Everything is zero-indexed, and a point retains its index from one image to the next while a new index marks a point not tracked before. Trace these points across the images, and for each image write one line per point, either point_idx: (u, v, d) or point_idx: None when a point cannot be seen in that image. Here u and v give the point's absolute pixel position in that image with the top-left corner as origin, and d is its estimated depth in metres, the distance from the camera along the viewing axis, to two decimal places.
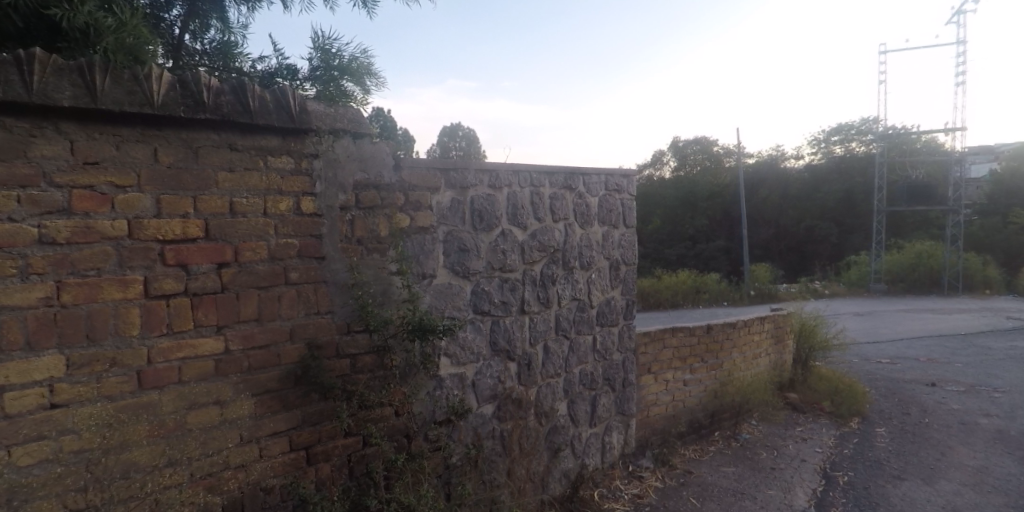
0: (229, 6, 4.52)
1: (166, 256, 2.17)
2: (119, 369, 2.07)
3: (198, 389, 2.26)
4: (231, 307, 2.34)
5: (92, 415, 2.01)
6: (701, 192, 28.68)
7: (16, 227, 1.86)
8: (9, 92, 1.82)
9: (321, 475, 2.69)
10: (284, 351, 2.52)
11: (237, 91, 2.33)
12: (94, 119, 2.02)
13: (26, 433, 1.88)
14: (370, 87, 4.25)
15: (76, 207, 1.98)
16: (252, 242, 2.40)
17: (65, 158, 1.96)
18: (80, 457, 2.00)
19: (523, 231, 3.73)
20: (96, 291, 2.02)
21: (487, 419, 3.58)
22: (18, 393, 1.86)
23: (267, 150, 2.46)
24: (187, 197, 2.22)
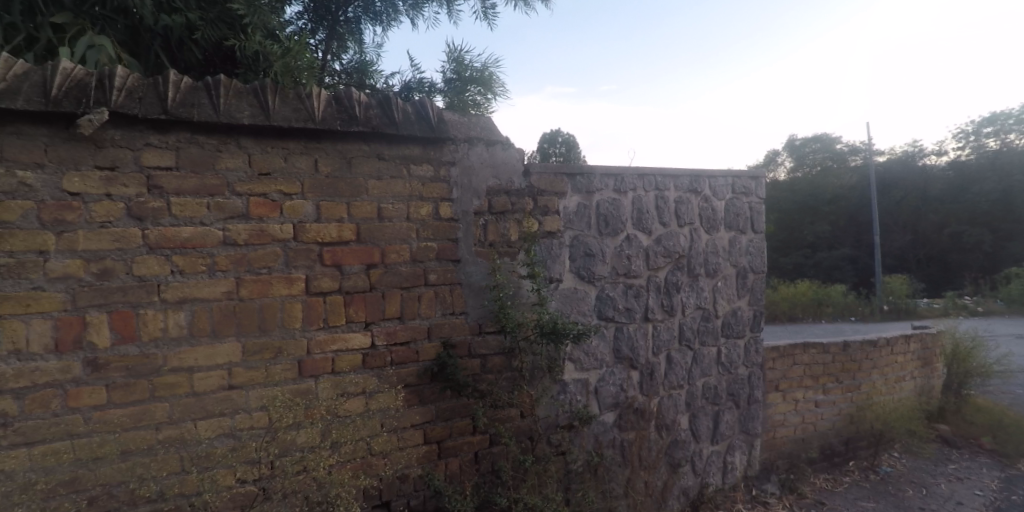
0: (364, 28, 4.90)
1: (324, 257, 2.39)
2: (284, 358, 2.31)
3: (348, 379, 2.46)
4: (378, 306, 2.52)
5: (262, 396, 2.27)
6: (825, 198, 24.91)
7: (206, 230, 2.15)
8: (202, 114, 2.12)
9: (451, 469, 2.81)
10: (423, 348, 2.67)
11: (383, 104, 2.52)
12: (267, 134, 2.28)
13: (209, 409, 2.17)
14: (499, 95, 4.39)
15: (253, 213, 2.24)
16: (397, 245, 2.57)
17: (245, 169, 2.24)
18: (253, 433, 2.26)
19: (648, 237, 3.68)
20: (267, 287, 2.27)
21: (608, 428, 3.56)
22: (205, 373, 2.16)
23: (410, 159, 2.63)
24: (342, 203, 2.43)
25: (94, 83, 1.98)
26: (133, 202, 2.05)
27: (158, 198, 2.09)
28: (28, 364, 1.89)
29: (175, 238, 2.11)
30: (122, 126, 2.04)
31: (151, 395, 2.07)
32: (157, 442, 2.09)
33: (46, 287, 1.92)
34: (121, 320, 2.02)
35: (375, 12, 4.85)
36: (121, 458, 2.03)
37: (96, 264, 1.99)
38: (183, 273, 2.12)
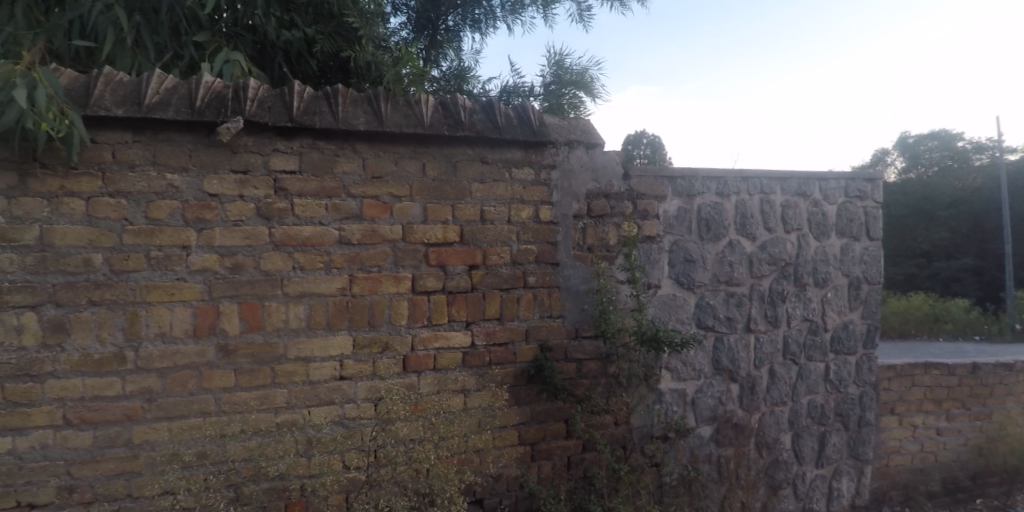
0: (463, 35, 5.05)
1: (430, 257, 2.48)
2: (390, 352, 2.42)
3: (449, 376, 2.54)
4: (478, 305, 2.58)
5: (370, 388, 2.40)
6: (938, 198, 21.68)
7: (324, 229, 2.31)
8: (323, 121, 2.27)
9: (543, 472, 2.82)
10: (520, 349, 2.70)
11: (487, 109, 2.59)
12: (380, 139, 2.40)
13: (322, 397, 2.34)
14: (598, 98, 4.38)
15: (366, 214, 2.38)
16: (498, 247, 2.63)
17: (359, 173, 2.38)
18: (361, 423, 2.40)
19: (752, 242, 3.52)
20: (377, 285, 2.39)
21: (704, 442, 3.44)
22: (320, 363, 2.32)
23: (512, 162, 2.68)
24: (447, 205, 2.52)
25: (231, 95, 2.18)
26: (262, 202, 2.25)
27: (283, 200, 2.27)
28: (172, 347, 2.15)
29: (297, 237, 2.28)
30: (254, 133, 2.24)
31: (272, 381, 2.27)
32: (275, 425, 2.28)
33: (187, 279, 2.17)
34: (249, 311, 2.23)
35: (475, 18, 4.97)
36: (246, 437, 2.25)
37: (229, 258, 2.21)
38: (303, 269, 2.29)
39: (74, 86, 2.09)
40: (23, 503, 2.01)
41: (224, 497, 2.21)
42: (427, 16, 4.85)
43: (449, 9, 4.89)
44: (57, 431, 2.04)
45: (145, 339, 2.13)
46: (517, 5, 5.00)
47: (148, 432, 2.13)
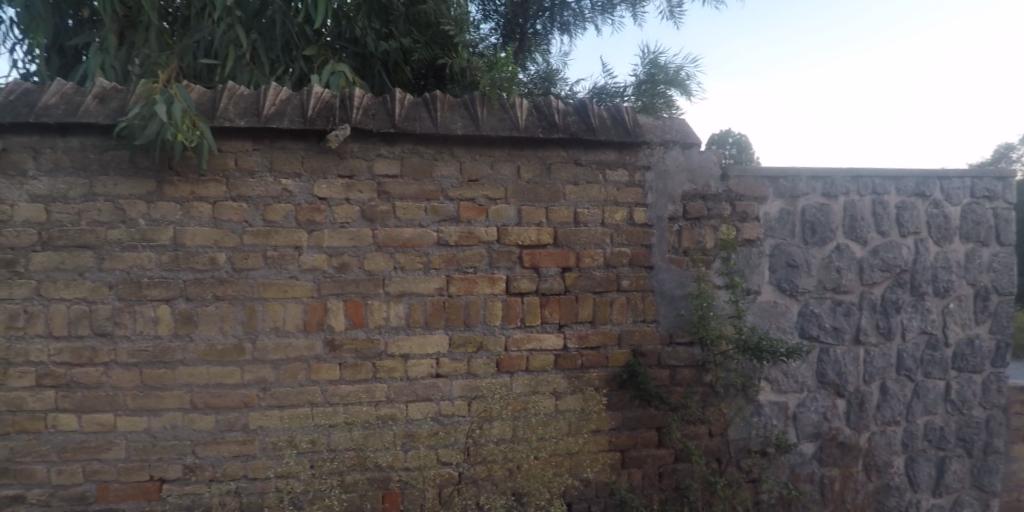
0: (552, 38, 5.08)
1: (524, 259, 2.51)
2: (485, 352, 2.47)
3: (541, 378, 2.55)
4: (571, 308, 2.57)
5: (465, 386, 2.46)
6: None
7: (423, 231, 2.40)
8: (423, 126, 2.36)
9: (633, 481, 2.74)
10: (612, 354, 2.66)
11: (581, 111, 2.59)
12: (476, 143, 2.46)
13: (419, 393, 2.42)
14: (692, 96, 4.28)
15: (463, 216, 2.44)
16: (591, 250, 2.61)
17: (457, 176, 2.45)
18: (456, 420, 2.46)
19: (862, 247, 3.30)
20: (473, 285, 2.45)
21: (806, 460, 3.24)
22: (417, 360, 2.40)
23: (606, 164, 2.66)
24: (541, 207, 2.54)
25: (338, 104, 2.32)
26: (366, 205, 2.36)
27: (386, 203, 2.38)
28: (284, 340, 2.33)
29: (398, 238, 2.38)
30: (360, 140, 2.36)
31: (374, 376, 2.38)
32: (376, 418, 2.39)
33: (298, 277, 2.33)
34: (353, 308, 2.36)
35: (563, 21, 5.00)
36: (351, 429, 2.37)
37: (336, 258, 2.34)
38: (404, 269, 2.39)
39: (203, 100, 2.31)
40: (155, 478, 2.33)
41: (332, 484, 2.33)
42: (516, 22, 4.92)
43: (537, 14, 4.96)
44: (185, 414, 2.33)
45: (261, 331, 2.32)
46: (606, 5, 4.98)
47: (262, 419, 2.34)
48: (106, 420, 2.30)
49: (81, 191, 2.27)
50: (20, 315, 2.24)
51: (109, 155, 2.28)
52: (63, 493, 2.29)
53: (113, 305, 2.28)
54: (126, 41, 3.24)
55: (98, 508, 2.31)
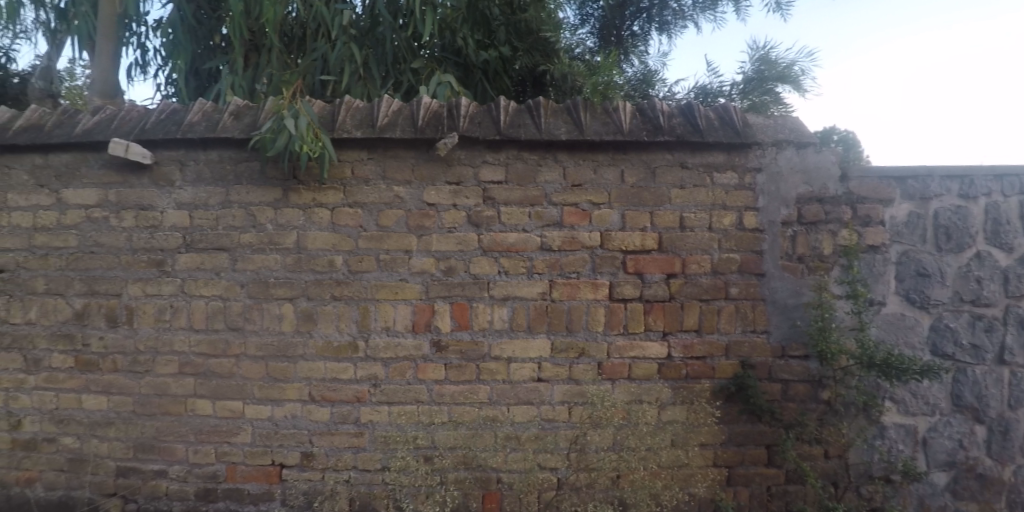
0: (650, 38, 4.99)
1: (628, 264, 2.47)
2: (586, 358, 2.45)
3: (644, 386, 2.48)
4: (676, 315, 2.49)
5: (566, 392, 2.45)
6: None
7: (527, 236, 2.43)
8: (528, 132, 2.40)
9: (739, 499, 2.55)
10: (720, 365, 2.52)
11: (686, 112, 2.54)
12: (579, 148, 2.46)
13: (520, 397, 2.44)
14: (806, 91, 4.06)
15: (566, 221, 2.44)
16: (698, 256, 2.52)
17: (560, 182, 2.46)
18: (557, 425, 2.45)
19: (1011, 256, 2.77)
20: (575, 290, 2.44)
21: (937, 491, 2.76)
22: (520, 364, 2.43)
23: (714, 167, 2.55)
24: (645, 212, 2.49)
25: (446, 113, 2.42)
26: (472, 210, 2.43)
27: (491, 208, 2.43)
28: (395, 340, 2.44)
29: (503, 243, 2.42)
30: (467, 147, 2.43)
31: (477, 377, 2.44)
32: (480, 418, 2.44)
33: (408, 280, 2.43)
34: (459, 311, 2.42)
35: (662, 20, 4.90)
36: (454, 427, 2.44)
37: (443, 262, 2.43)
38: (508, 273, 2.43)
39: (324, 114, 2.48)
40: (276, 464, 2.52)
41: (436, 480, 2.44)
42: (613, 23, 4.86)
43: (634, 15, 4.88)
44: (304, 405, 2.49)
45: (374, 330, 2.45)
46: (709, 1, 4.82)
47: (372, 414, 2.46)
48: (236, 407, 2.53)
49: (219, 199, 2.51)
50: (167, 309, 2.55)
51: (242, 165, 2.50)
52: (199, 471, 2.57)
53: (244, 302, 2.50)
54: (255, 61, 3.59)
55: (226, 487, 2.55)
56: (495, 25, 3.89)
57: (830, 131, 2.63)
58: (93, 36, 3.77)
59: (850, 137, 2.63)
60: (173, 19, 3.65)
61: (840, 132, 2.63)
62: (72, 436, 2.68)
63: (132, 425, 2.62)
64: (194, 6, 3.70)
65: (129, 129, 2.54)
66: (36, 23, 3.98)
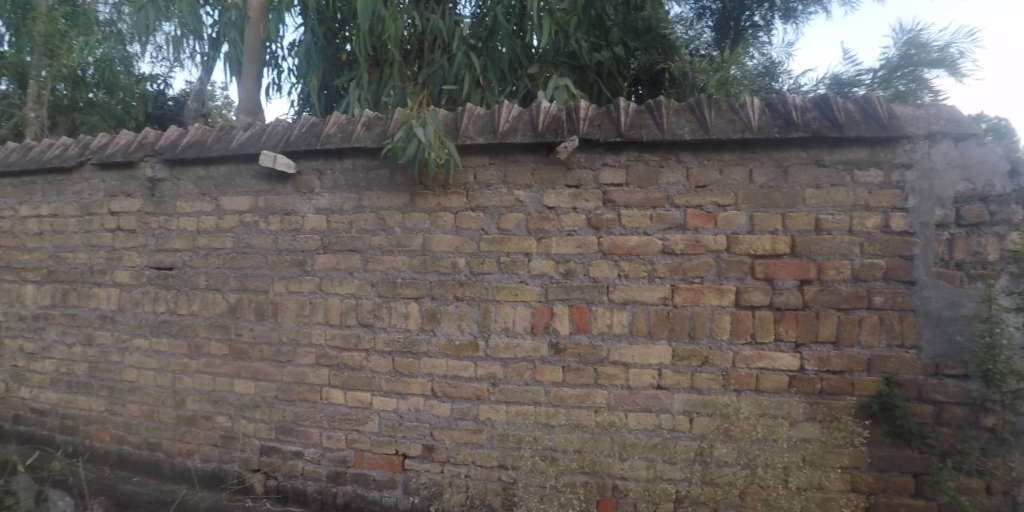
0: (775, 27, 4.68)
1: (756, 270, 2.31)
2: (710, 367, 2.34)
3: (772, 400, 2.30)
4: (810, 326, 2.27)
5: (687, 401, 2.36)
6: None
7: (648, 239, 2.37)
8: (650, 133, 2.34)
9: None
10: (860, 381, 2.25)
11: (822, 106, 2.29)
12: (704, 148, 2.35)
13: (640, 403, 2.39)
14: (963, 76, 3.62)
15: (690, 223, 2.35)
16: (837, 261, 2.27)
17: (683, 183, 2.36)
18: (677, 434, 2.37)
19: None
20: (699, 296, 2.34)
21: None
22: (640, 369, 2.38)
23: (856, 164, 2.26)
24: (777, 214, 2.30)
25: (566, 116, 2.42)
26: (592, 213, 2.41)
27: (611, 211, 2.40)
28: (513, 341, 2.48)
29: (623, 246, 2.39)
30: (587, 150, 2.42)
31: (595, 381, 2.42)
32: (597, 423, 2.42)
33: (528, 282, 2.46)
34: (577, 314, 2.42)
35: (789, 8, 4.57)
36: (570, 430, 2.44)
37: (562, 265, 2.44)
38: (628, 277, 2.38)
39: (447, 122, 2.58)
40: (399, 453, 2.65)
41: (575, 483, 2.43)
42: (732, 14, 4.57)
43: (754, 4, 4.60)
44: (426, 400, 2.60)
45: (493, 331, 2.50)
46: None
47: (491, 412, 2.52)
48: (365, 398, 2.69)
49: (352, 204, 2.68)
50: (307, 305, 2.77)
51: (373, 173, 2.64)
52: (331, 455, 2.76)
53: (374, 300, 2.65)
54: (378, 75, 3.81)
55: (354, 472, 2.72)
56: (609, 25, 3.90)
57: (978, 117, 2.23)
58: (240, 60, 4.17)
59: (1004, 124, 2.20)
60: (307, 41, 3.94)
61: (989, 119, 2.21)
62: (224, 416, 2.98)
63: (275, 409, 2.86)
64: (323, 28, 3.97)
65: (275, 142, 2.79)
66: (194, 52, 4.49)
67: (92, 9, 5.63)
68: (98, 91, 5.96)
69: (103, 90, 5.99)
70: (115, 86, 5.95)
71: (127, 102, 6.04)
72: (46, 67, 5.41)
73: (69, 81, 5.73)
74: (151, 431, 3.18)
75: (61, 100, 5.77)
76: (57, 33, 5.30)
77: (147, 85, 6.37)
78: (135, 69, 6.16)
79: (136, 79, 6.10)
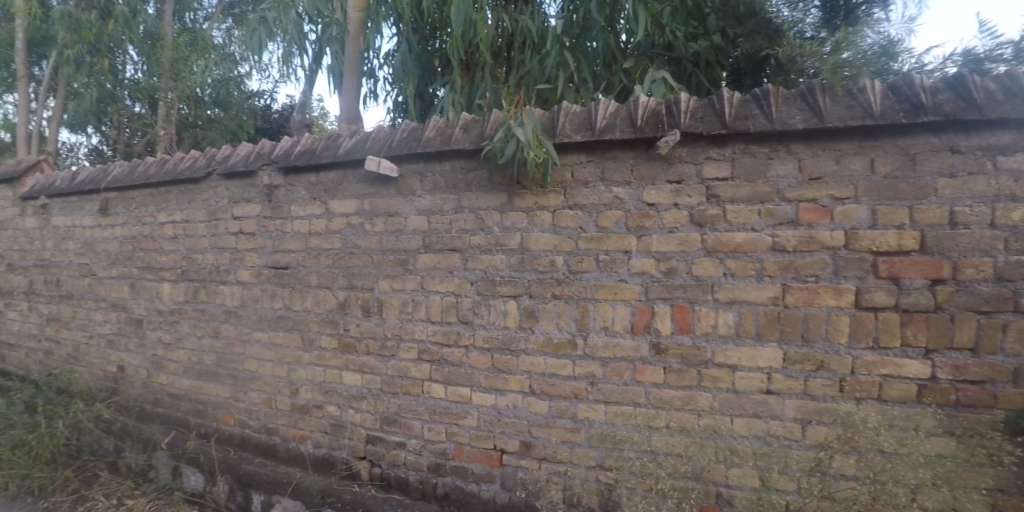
0: None
1: (879, 268, 2.10)
2: (826, 373, 2.17)
3: (898, 411, 2.09)
4: (943, 331, 2.02)
5: (799, 408, 2.21)
6: None
7: (757, 236, 2.25)
8: (757, 123, 2.21)
9: None
10: (1004, 393, 1.96)
11: (956, 85, 2.01)
12: (818, 137, 2.17)
13: (747, 409, 2.27)
14: None
15: (802, 218, 2.19)
16: (975, 258, 2.00)
17: (795, 176, 2.21)
18: (788, 443, 2.22)
19: None
20: (813, 296, 2.18)
21: None
22: (747, 373, 2.26)
23: (998, 149, 1.98)
24: (903, 207, 2.08)
25: (665, 110, 2.35)
26: (695, 209, 2.32)
27: (716, 207, 2.30)
28: (613, 339, 2.44)
29: (729, 243, 2.28)
30: (689, 144, 2.33)
31: (699, 384, 2.33)
32: (700, 428, 2.33)
33: (628, 280, 2.41)
34: (680, 314, 2.34)
35: None
36: (671, 433, 2.37)
37: (664, 263, 2.37)
38: (734, 276, 2.28)
39: (544, 121, 2.59)
40: (498, 448, 2.69)
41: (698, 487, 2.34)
42: None
43: None
44: (525, 397, 2.62)
45: (592, 330, 2.48)
46: None
47: (589, 411, 2.50)
48: (465, 393, 2.75)
49: (452, 204, 2.74)
50: (410, 302, 2.87)
51: (472, 174, 2.69)
52: (432, 446, 2.85)
53: (474, 298, 2.70)
54: (470, 79, 3.86)
55: (454, 464, 2.79)
56: (706, 12, 3.75)
57: None
58: (341, 72, 4.38)
59: None
60: (403, 50, 4.08)
61: None
62: (334, 405, 3.15)
63: (380, 401, 2.99)
64: (417, 36, 4.11)
65: (379, 147, 2.91)
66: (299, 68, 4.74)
67: (207, 36, 7.27)
68: (215, 108, 7.81)
69: (218, 107, 7.85)
70: (227, 103, 7.82)
71: (238, 117, 7.93)
72: (172, 89, 7.24)
73: (192, 101, 7.56)
74: (269, 417, 3.42)
75: (186, 118, 7.64)
76: (180, 59, 7.07)
77: (254, 101, 8.24)
78: (242, 87, 8.01)
79: (244, 98, 7.98)
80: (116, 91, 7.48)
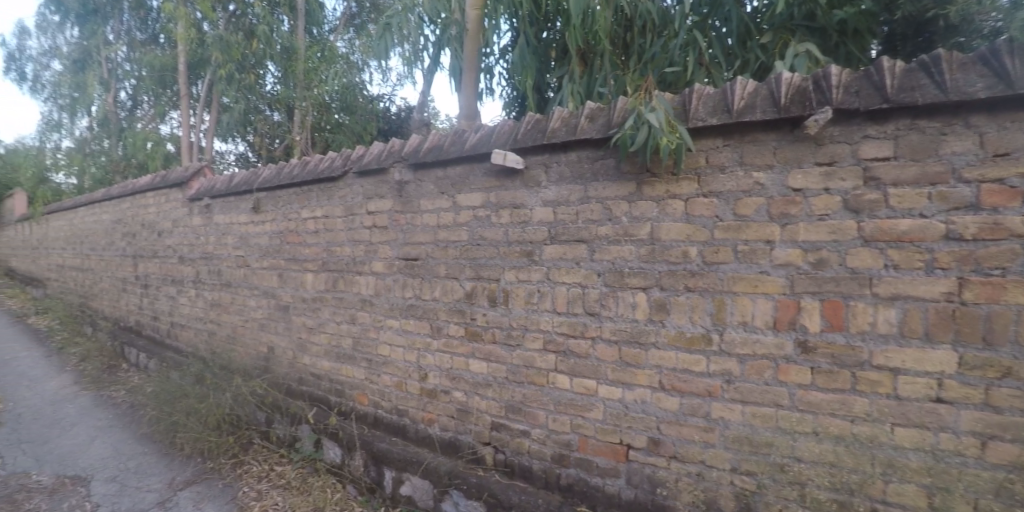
0: None
1: None
2: (1014, 381, 1.86)
3: None
4: None
5: (979, 420, 1.92)
6: None
7: (926, 223, 1.97)
8: (927, 95, 1.94)
9: None
10: None
11: None
12: (1005, 107, 1.87)
13: (911, 419, 2.02)
14: None
15: (985, 202, 1.90)
16: None
17: (976, 152, 1.91)
18: (963, 459, 1.95)
19: None
20: (999, 292, 1.88)
21: None
22: (912, 378, 2.01)
23: None
24: None
25: (813, 86, 2.13)
26: (850, 194, 2.10)
27: (875, 191, 2.06)
28: (753, 336, 2.28)
29: (891, 231, 2.03)
30: (842, 122, 2.10)
31: (853, 388, 2.11)
32: (853, 436, 2.11)
33: (770, 272, 2.24)
34: (832, 310, 2.13)
35: None
36: (819, 440, 2.17)
37: (812, 254, 2.16)
38: (898, 268, 2.02)
39: (675, 105, 2.46)
40: (624, 443, 2.62)
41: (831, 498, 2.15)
42: None
43: None
44: (654, 392, 2.53)
45: (729, 325, 2.33)
46: None
47: (724, 411, 2.36)
48: (591, 385, 2.71)
49: (579, 195, 2.69)
50: (536, 293, 2.87)
51: (598, 163, 2.63)
52: (556, 437, 2.84)
53: (601, 289, 2.64)
54: (588, 68, 3.78)
55: (578, 456, 2.76)
56: None
57: None
58: (460, 69, 4.42)
59: None
60: (521, 44, 4.06)
61: None
62: (461, 391, 3.24)
63: (505, 389, 3.03)
64: (534, 29, 4.11)
65: (504, 139, 2.92)
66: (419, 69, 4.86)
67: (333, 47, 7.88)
68: (341, 113, 8.28)
69: (345, 111, 8.25)
70: (353, 108, 8.22)
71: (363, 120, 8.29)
72: (306, 99, 7.77)
73: (322, 108, 8.08)
74: (400, 399, 3.59)
75: (318, 122, 8.19)
76: (312, 70, 7.70)
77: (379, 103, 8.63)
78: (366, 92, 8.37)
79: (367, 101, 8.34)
80: (257, 103, 8.27)
